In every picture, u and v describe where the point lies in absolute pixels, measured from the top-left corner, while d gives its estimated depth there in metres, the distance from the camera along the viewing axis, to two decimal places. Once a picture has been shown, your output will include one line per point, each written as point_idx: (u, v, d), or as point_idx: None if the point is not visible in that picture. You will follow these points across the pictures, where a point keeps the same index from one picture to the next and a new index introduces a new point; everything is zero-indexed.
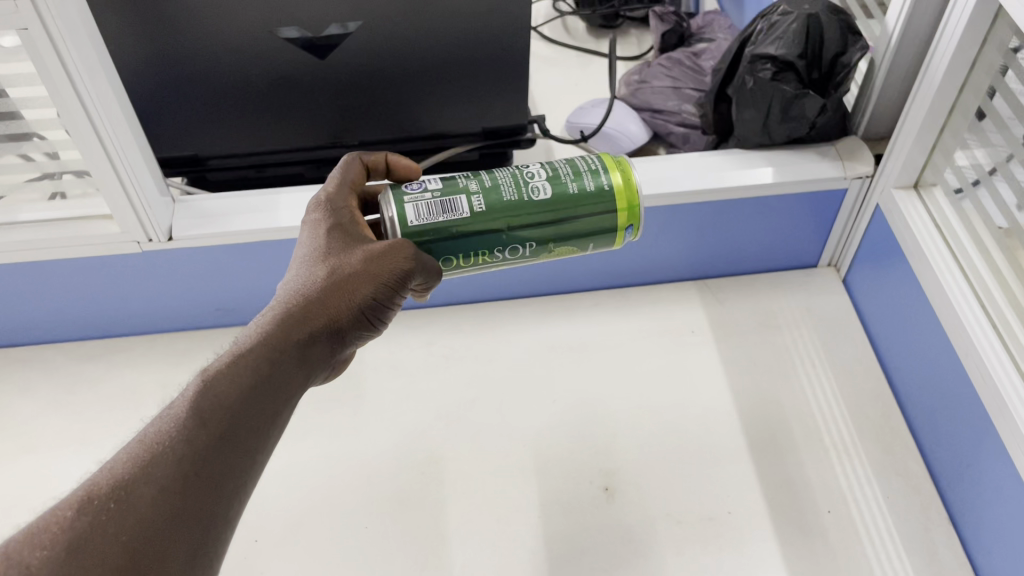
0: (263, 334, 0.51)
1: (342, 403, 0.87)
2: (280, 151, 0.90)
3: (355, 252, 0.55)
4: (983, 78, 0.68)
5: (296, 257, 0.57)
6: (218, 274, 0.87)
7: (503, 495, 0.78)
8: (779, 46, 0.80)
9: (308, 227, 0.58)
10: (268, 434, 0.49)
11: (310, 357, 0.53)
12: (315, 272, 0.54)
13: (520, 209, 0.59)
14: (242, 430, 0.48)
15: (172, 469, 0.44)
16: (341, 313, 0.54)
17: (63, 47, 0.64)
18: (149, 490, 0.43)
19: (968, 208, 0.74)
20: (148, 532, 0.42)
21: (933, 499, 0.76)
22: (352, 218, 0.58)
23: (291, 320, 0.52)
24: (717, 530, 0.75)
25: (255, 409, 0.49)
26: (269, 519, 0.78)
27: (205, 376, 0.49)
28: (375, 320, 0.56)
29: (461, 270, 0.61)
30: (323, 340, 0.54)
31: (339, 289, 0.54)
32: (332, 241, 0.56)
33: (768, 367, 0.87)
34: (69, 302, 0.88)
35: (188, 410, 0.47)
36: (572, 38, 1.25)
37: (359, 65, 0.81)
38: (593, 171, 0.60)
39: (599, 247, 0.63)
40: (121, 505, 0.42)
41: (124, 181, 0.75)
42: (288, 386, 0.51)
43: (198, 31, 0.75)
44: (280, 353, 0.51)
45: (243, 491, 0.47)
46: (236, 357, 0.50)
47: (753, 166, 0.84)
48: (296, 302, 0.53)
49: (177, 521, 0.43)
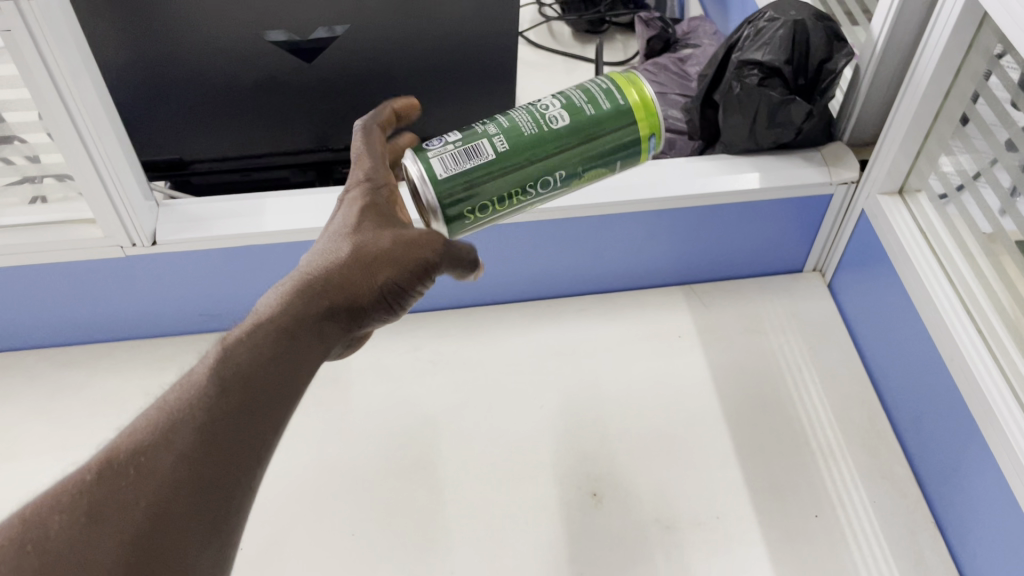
0: (286, 303, 0.50)
1: (328, 409, 0.86)
2: (266, 155, 0.89)
3: (385, 233, 0.55)
4: (968, 84, 0.69)
5: (327, 230, 0.56)
6: (201, 279, 0.86)
7: (491, 501, 0.78)
8: (766, 51, 0.81)
9: (345, 202, 0.57)
10: (289, 405, 0.48)
11: (336, 331, 0.52)
12: (343, 248, 0.54)
13: (546, 142, 0.57)
14: (262, 400, 0.46)
15: (191, 438, 0.43)
16: (368, 288, 0.53)
17: (47, 49, 0.63)
18: (167, 459, 0.42)
19: (953, 214, 0.75)
20: (165, 504, 0.41)
21: (918, 503, 0.77)
22: (390, 196, 0.58)
23: (315, 292, 0.52)
24: (706, 535, 0.75)
25: (278, 382, 0.47)
26: (254, 527, 0.77)
27: (225, 345, 0.48)
28: (399, 304, 0.55)
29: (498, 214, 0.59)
30: (350, 316, 0.53)
31: (369, 264, 0.53)
32: (364, 217, 0.56)
33: (756, 372, 0.88)
34: (50, 307, 0.86)
35: (209, 378, 0.46)
36: (558, 43, 1.26)
37: (348, 68, 0.81)
38: (607, 90, 0.58)
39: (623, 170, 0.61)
40: (138, 473, 0.41)
41: (107, 184, 0.74)
42: (310, 358, 0.50)
43: (185, 34, 0.75)
44: (301, 323, 0.50)
45: (261, 464, 0.46)
46: (259, 326, 0.49)
47: (739, 172, 0.85)
48: (324, 275, 0.52)
49: (196, 490, 0.42)
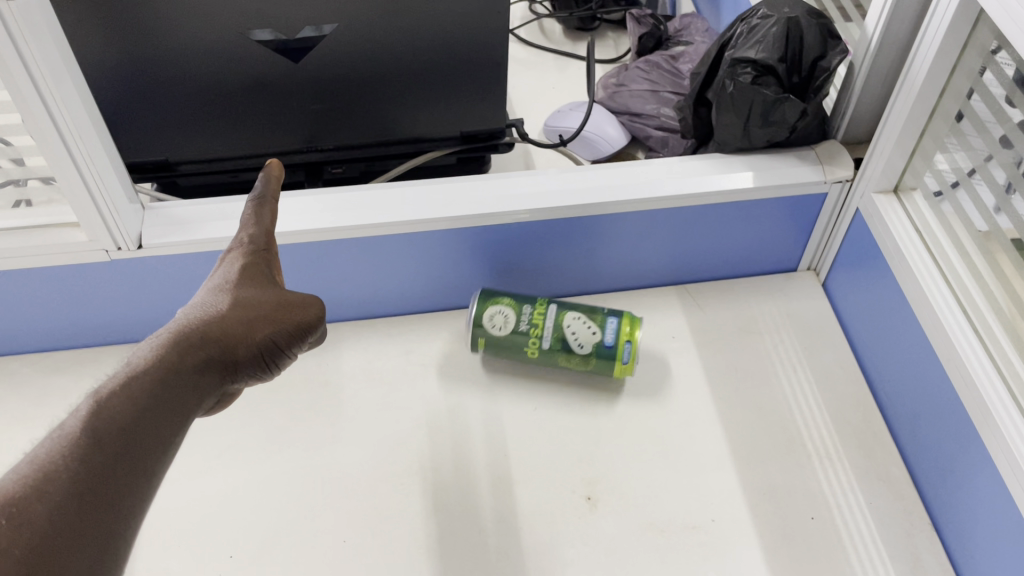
0: (161, 356, 0.52)
1: (319, 413, 0.85)
2: (253, 156, 0.88)
3: (266, 292, 0.60)
4: (963, 81, 0.68)
5: (203, 287, 0.60)
6: (188, 283, 0.84)
7: (484, 506, 0.77)
8: (758, 49, 0.79)
9: (225, 262, 0.62)
10: (163, 456, 0.49)
11: (211, 379, 0.55)
12: (224, 302, 0.58)
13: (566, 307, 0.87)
14: (138, 451, 0.47)
15: (66, 487, 0.43)
16: (241, 345, 0.57)
17: (26, 49, 0.61)
18: (43, 508, 0.42)
19: (948, 211, 0.74)
20: (42, 549, 0.40)
21: (915, 504, 0.76)
22: (269, 258, 0.63)
23: (191, 346, 0.54)
24: (701, 539, 0.74)
25: (165, 413, 0.50)
26: (244, 534, 0.76)
27: (98, 396, 0.48)
28: (271, 363, 0.60)
29: (516, 295, 0.87)
30: (225, 364, 0.56)
31: (242, 322, 0.58)
32: (244, 275, 0.61)
33: (750, 372, 0.87)
34: (35, 313, 0.85)
35: (84, 429, 0.46)
36: (549, 41, 1.25)
37: (336, 68, 0.80)
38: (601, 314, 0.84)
39: (623, 325, 0.83)
40: (14, 522, 0.40)
41: (91, 187, 0.73)
42: (183, 410, 0.52)
43: (170, 34, 0.73)
44: (176, 375, 0.52)
45: (138, 514, 0.46)
46: (131, 378, 0.50)
47: (733, 172, 0.84)
48: (208, 322, 0.56)
49: (74, 537, 0.42)
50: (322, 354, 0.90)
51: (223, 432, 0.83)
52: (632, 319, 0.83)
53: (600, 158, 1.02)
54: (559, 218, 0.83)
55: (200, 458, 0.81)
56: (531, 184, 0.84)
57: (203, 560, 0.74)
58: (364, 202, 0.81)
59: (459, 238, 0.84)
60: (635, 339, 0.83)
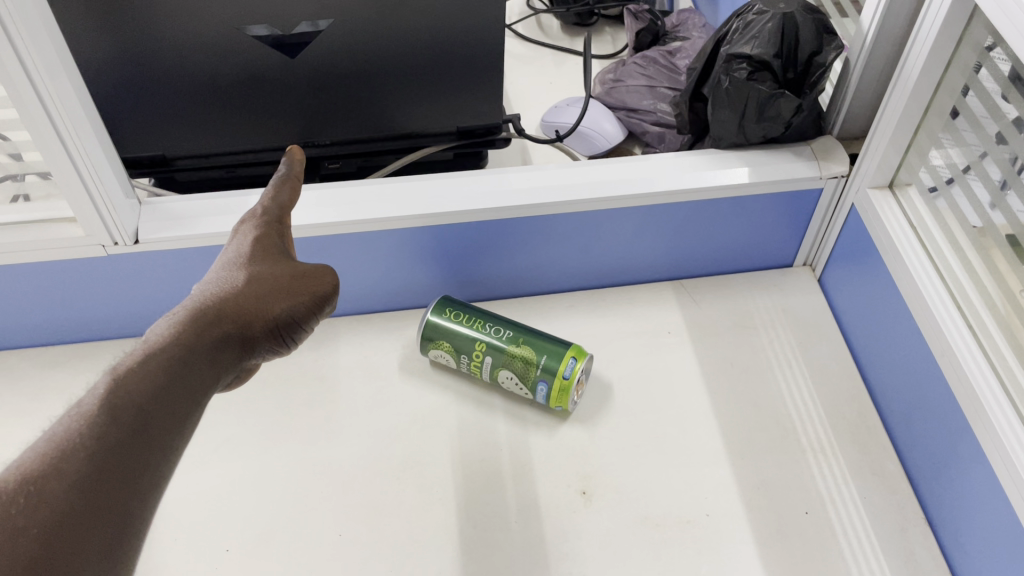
0: (177, 332, 0.53)
1: (316, 407, 0.85)
2: (249, 152, 0.88)
3: (279, 267, 0.62)
4: (958, 77, 0.69)
5: (218, 265, 0.62)
6: (185, 277, 0.85)
7: (479, 501, 0.77)
8: (754, 45, 0.79)
9: (238, 239, 0.64)
10: (180, 432, 0.49)
11: (229, 351, 0.56)
12: (238, 277, 0.60)
13: (500, 340, 0.81)
14: (154, 427, 0.47)
15: (96, 453, 0.44)
16: (256, 320, 0.58)
17: (21, 45, 0.61)
18: (64, 483, 0.42)
19: (942, 207, 0.74)
20: (61, 525, 0.40)
21: (909, 499, 0.76)
22: (282, 230, 0.65)
23: (205, 321, 0.55)
24: (695, 532, 0.74)
25: (186, 383, 0.51)
26: (240, 528, 0.76)
27: (114, 375, 0.49)
28: (286, 337, 0.61)
29: (456, 333, 0.83)
30: (243, 338, 0.57)
31: (256, 295, 0.59)
32: (257, 252, 0.62)
33: (745, 368, 0.87)
34: (33, 308, 0.85)
35: (100, 406, 0.46)
36: (547, 36, 1.25)
37: (332, 64, 0.80)
38: (534, 381, 0.80)
39: (551, 395, 0.80)
40: (32, 499, 0.40)
41: (87, 183, 0.73)
42: (201, 384, 0.52)
43: (166, 30, 0.74)
44: (194, 347, 0.53)
45: (155, 490, 0.46)
46: (148, 354, 0.50)
47: (728, 167, 0.84)
48: (225, 297, 0.58)
49: (93, 513, 0.42)
50: (319, 349, 0.90)
51: (220, 427, 0.84)
52: (562, 388, 0.79)
53: (597, 154, 1.02)
54: (555, 214, 0.84)
55: (197, 452, 0.81)
56: (528, 179, 0.84)
57: (199, 554, 0.74)
58: (361, 197, 0.81)
59: (455, 233, 0.84)
60: (565, 405, 0.81)
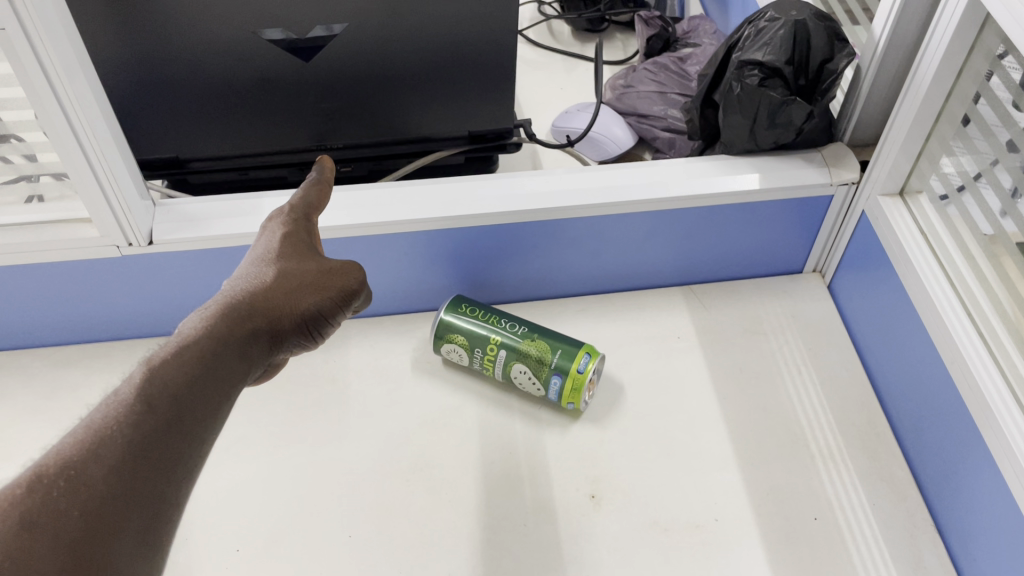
0: (210, 325, 0.54)
1: (326, 409, 0.85)
2: (263, 155, 0.88)
3: (308, 264, 0.63)
4: (969, 85, 0.69)
5: (246, 263, 0.63)
6: (197, 278, 0.85)
7: (488, 503, 0.77)
8: (766, 51, 0.80)
9: (267, 240, 0.65)
10: (212, 422, 0.49)
11: (259, 345, 0.56)
12: (267, 274, 0.60)
13: (514, 336, 0.82)
14: (189, 416, 0.48)
15: (135, 440, 0.45)
16: (285, 315, 0.59)
17: (40, 45, 0.62)
18: (103, 467, 0.42)
19: (954, 215, 0.74)
20: (99, 508, 0.41)
21: (918, 506, 0.76)
22: (310, 228, 0.66)
23: (237, 314, 0.56)
24: (704, 537, 0.74)
25: (220, 374, 0.52)
26: (250, 528, 0.76)
27: (149, 365, 0.49)
28: (315, 332, 0.62)
29: (471, 325, 0.83)
30: (271, 334, 0.58)
31: (286, 293, 0.60)
32: (285, 251, 0.63)
33: (754, 373, 0.87)
34: (46, 308, 0.86)
35: (138, 394, 0.47)
36: (558, 41, 1.25)
37: (346, 69, 0.81)
38: (547, 379, 0.81)
39: (564, 389, 0.80)
40: (72, 484, 0.41)
41: (103, 184, 0.73)
42: (234, 375, 0.53)
43: (181, 34, 0.74)
44: (226, 340, 0.54)
45: (188, 477, 0.47)
46: (182, 346, 0.51)
47: (739, 173, 0.84)
48: (255, 292, 0.58)
49: (130, 499, 0.42)
50: (330, 351, 0.91)
51: (229, 427, 0.84)
52: (576, 381, 0.80)
53: (607, 159, 1.02)
54: (566, 218, 0.84)
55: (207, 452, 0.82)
56: (538, 183, 0.84)
57: (209, 553, 0.74)
58: (373, 200, 0.82)
59: (466, 237, 0.85)
60: (578, 401, 0.81)
